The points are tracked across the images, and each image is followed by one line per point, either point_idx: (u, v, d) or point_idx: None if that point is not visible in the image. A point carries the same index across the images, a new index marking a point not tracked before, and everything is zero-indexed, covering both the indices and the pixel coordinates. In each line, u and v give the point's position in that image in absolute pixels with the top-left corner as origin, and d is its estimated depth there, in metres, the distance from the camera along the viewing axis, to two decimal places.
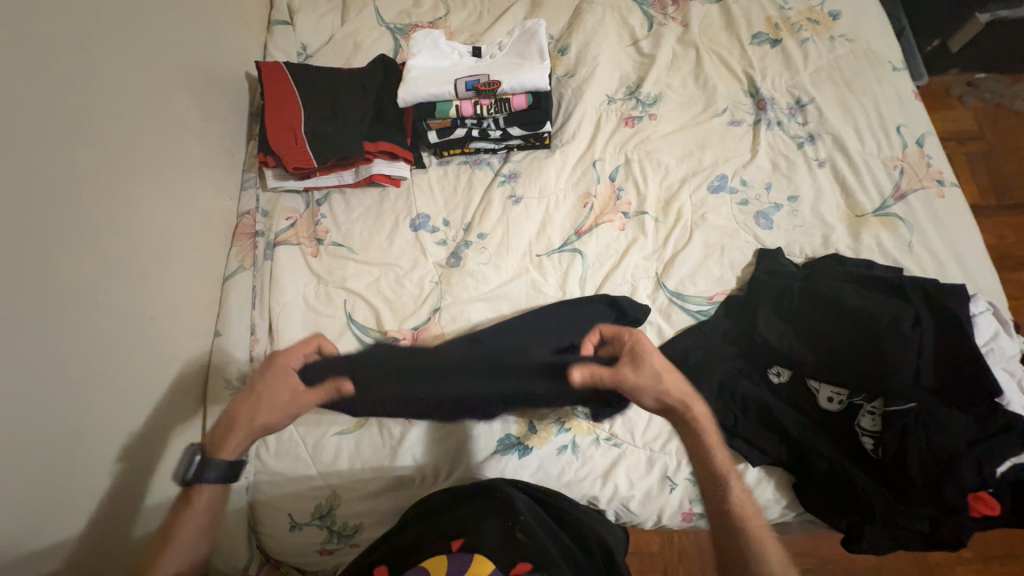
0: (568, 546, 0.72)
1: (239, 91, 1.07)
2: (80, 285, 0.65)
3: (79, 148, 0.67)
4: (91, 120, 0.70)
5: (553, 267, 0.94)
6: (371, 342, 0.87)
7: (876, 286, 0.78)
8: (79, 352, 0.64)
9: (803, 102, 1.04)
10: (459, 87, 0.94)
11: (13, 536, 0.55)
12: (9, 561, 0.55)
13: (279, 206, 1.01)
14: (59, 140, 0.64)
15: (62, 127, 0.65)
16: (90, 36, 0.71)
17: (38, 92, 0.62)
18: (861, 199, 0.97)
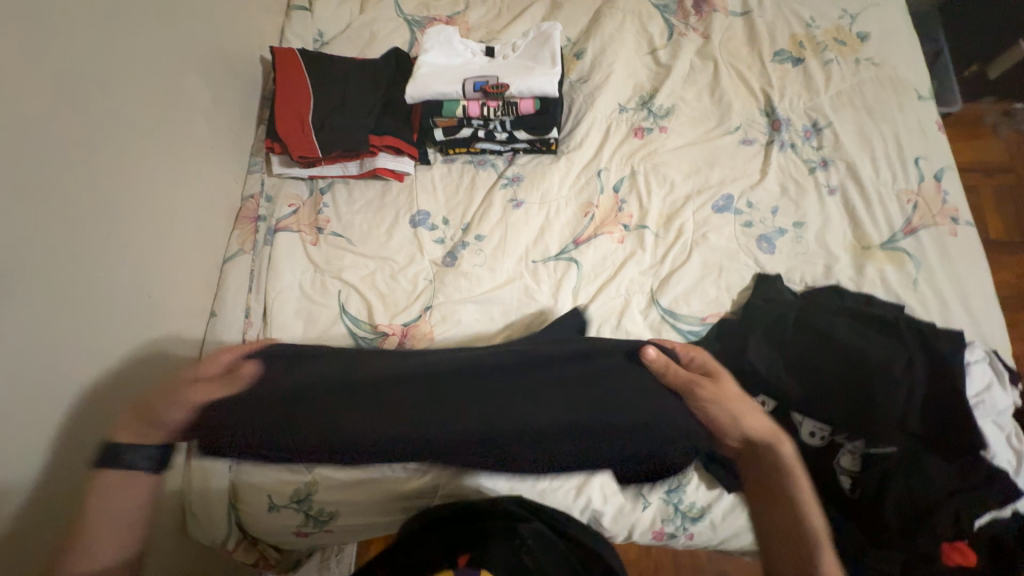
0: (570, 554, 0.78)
1: (252, 75, 1.08)
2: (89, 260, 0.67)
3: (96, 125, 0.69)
4: (109, 100, 0.71)
5: (548, 275, 0.94)
6: (362, 335, 0.88)
7: (872, 324, 0.77)
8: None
9: (820, 126, 1.02)
10: (467, 87, 0.94)
11: None
12: None
13: (284, 192, 1.03)
14: (79, 118, 0.66)
15: (81, 104, 0.67)
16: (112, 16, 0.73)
17: (59, 70, 0.64)
18: (869, 230, 0.94)
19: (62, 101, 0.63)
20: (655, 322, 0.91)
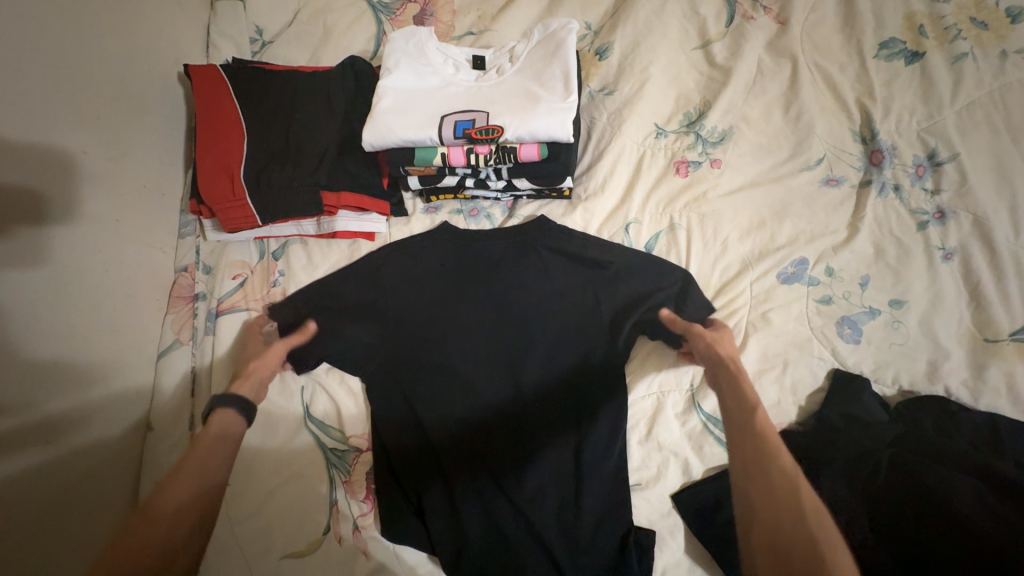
0: None
1: (171, 101, 0.84)
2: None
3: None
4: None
5: (576, 361, 0.75)
6: (332, 447, 0.77)
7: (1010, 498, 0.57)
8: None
9: (939, 159, 0.73)
10: (446, 130, 0.67)
11: None
12: None
13: (225, 260, 0.82)
14: None
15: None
16: None
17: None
18: (998, 314, 0.69)
19: None
20: (696, 432, 0.73)
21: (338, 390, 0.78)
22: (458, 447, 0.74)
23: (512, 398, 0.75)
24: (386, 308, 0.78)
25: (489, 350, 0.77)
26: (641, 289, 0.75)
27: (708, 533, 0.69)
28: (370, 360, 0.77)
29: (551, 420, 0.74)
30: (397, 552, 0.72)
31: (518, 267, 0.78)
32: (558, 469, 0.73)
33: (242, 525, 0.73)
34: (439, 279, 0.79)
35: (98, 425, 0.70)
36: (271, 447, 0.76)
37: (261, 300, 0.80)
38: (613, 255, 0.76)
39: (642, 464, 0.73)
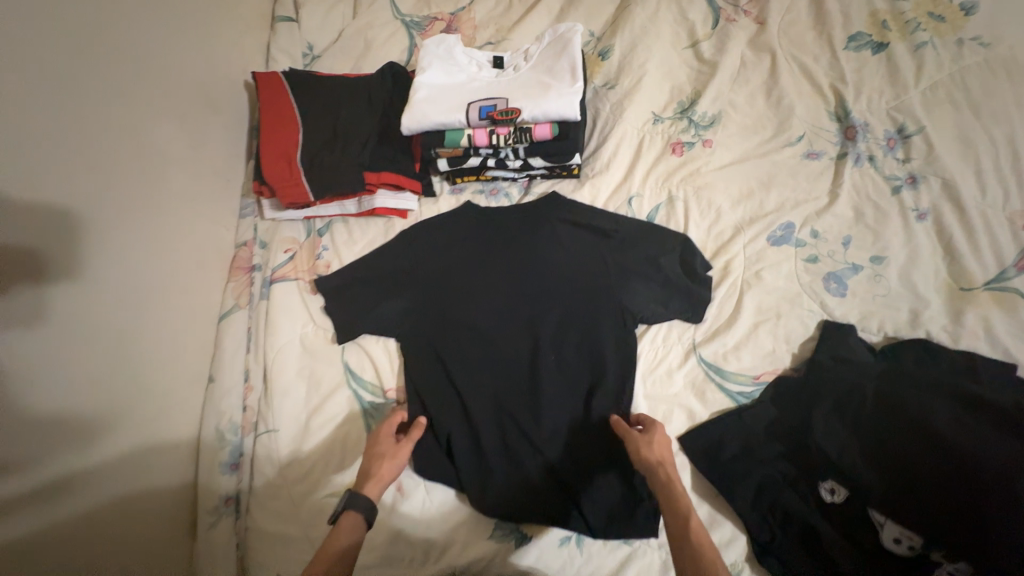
0: None
1: (237, 104, 0.98)
2: (53, 374, 0.59)
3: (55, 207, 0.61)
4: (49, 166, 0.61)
5: (588, 319, 0.84)
6: (370, 400, 0.85)
7: (982, 413, 0.62)
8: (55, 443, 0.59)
9: (908, 132, 0.82)
10: (472, 114, 0.79)
11: None
12: None
13: (278, 237, 0.95)
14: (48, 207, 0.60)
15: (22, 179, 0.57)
16: (72, 77, 0.65)
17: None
18: (971, 266, 0.76)
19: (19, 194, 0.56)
20: (698, 380, 0.80)
21: (375, 353, 0.88)
22: (483, 396, 0.82)
23: (532, 353, 0.83)
24: (419, 274, 0.88)
25: (511, 312, 0.86)
26: (647, 254, 0.84)
27: (711, 468, 0.74)
28: (404, 321, 0.87)
29: (569, 371, 0.82)
30: (427, 490, 0.80)
31: (535, 241, 0.88)
32: (573, 415, 0.80)
33: (290, 467, 0.82)
34: (464, 250, 0.89)
35: (167, 393, 0.78)
36: (316, 398, 0.86)
37: (309, 271, 0.92)
38: (618, 225, 0.86)
39: (649, 410, 0.80)
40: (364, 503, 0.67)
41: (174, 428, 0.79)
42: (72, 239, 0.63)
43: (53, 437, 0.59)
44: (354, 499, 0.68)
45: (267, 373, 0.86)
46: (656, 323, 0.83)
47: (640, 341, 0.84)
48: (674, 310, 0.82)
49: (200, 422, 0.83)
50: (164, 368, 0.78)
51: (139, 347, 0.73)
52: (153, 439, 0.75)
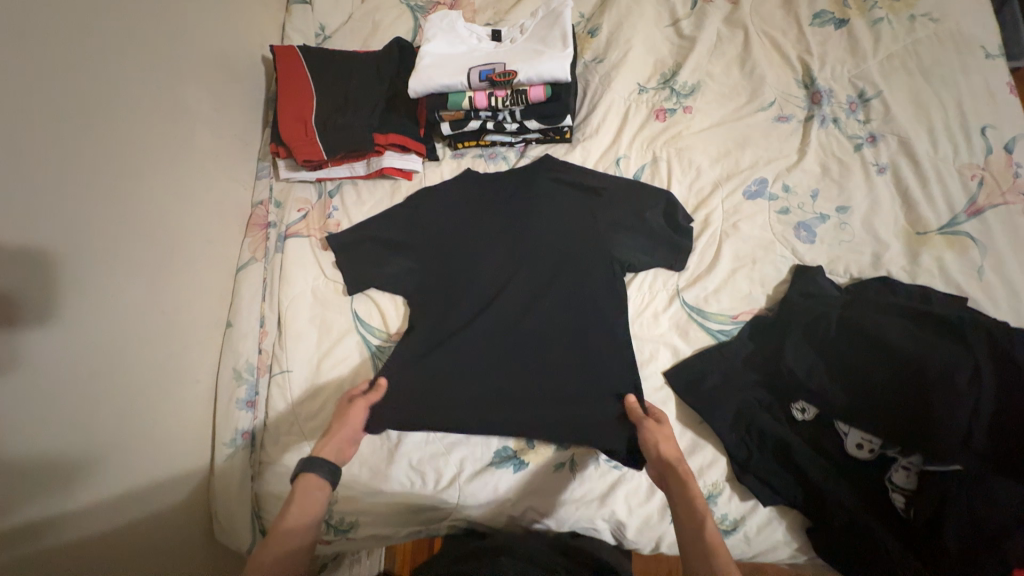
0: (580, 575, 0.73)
1: (255, 77, 1.06)
2: (81, 288, 0.67)
3: (84, 141, 0.69)
4: (82, 106, 0.69)
5: (580, 268, 0.90)
6: (376, 344, 0.91)
7: (930, 325, 0.69)
8: (88, 349, 0.67)
9: (867, 97, 0.91)
10: (473, 77, 0.88)
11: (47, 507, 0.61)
12: (34, 536, 0.59)
13: (292, 197, 1.02)
14: (79, 145, 0.68)
15: (55, 113, 0.65)
16: (107, 37, 0.74)
17: (27, 81, 0.62)
18: (925, 213, 0.83)
19: (49, 131, 0.64)
20: (681, 321, 0.86)
21: (381, 302, 0.94)
22: (482, 340, 0.88)
23: (527, 299, 0.90)
24: (422, 229, 0.95)
25: (507, 263, 0.93)
26: (633, 208, 0.91)
27: (693, 397, 0.80)
28: (409, 273, 0.94)
29: (561, 314, 0.88)
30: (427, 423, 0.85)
31: (532, 198, 0.95)
32: (563, 356, 0.86)
33: (300, 403, 0.88)
34: (464, 208, 0.96)
35: (187, 332, 0.84)
36: (326, 343, 0.92)
37: (320, 228, 0.99)
38: (606, 182, 0.93)
39: (637, 350, 0.86)
40: (323, 465, 0.71)
41: (194, 364, 0.85)
42: (101, 178, 0.71)
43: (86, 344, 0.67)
44: (310, 462, 0.71)
45: (282, 320, 0.93)
46: (642, 270, 0.90)
47: (627, 286, 0.91)
48: (659, 258, 0.89)
49: (219, 363, 0.90)
50: (185, 306, 0.85)
51: (163, 285, 0.80)
52: (174, 372, 0.81)
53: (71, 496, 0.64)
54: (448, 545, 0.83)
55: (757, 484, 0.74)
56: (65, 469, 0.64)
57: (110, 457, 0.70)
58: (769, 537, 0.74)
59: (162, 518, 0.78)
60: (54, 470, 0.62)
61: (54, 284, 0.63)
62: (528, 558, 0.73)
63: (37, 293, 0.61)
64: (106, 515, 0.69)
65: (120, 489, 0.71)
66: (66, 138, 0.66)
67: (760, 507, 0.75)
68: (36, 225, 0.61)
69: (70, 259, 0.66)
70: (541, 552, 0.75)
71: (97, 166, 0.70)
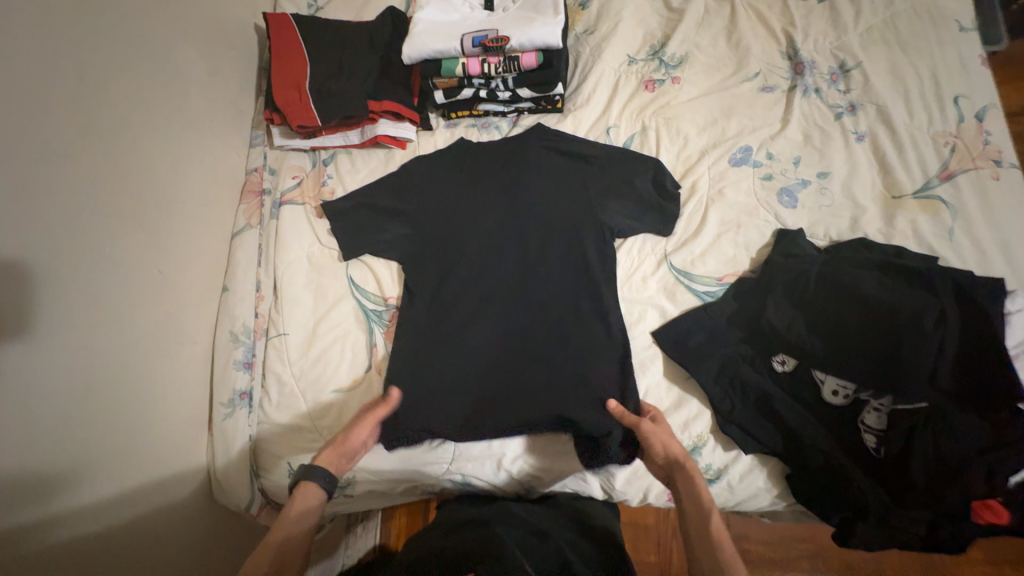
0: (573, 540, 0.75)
1: (248, 46, 1.07)
2: (78, 241, 0.68)
3: (79, 94, 0.70)
4: (77, 59, 0.70)
5: (570, 233, 0.92)
6: (372, 308, 0.93)
7: (901, 276, 0.74)
8: (85, 301, 0.68)
9: (847, 67, 0.94)
10: (466, 42, 0.90)
11: (52, 448, 0.63)
12: (40, 474, 0.61)
13: (286, 165, 1.03)
14: (75, 100, 0.69)
15: (53, 64, 0.67)
16: None
17: (24, 32, 0.63)
18: (901, 178, 0.87)
19: (45, 84, 0.65)
20: (669, 283, 0.89)
21: (376, 269, 0.95)
22: (476, 302, 0.91)
23: (519, 263, 0.92)
24: (414, 196, 0.96)
25: (502, 231, 0.94)
26: (623, 175, 0.93)
27: (679, 353, 0.83)
28: (404, 238, 0.95)
29: (552, 277, 0.90)
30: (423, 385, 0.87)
31: (525, 166, 0.96)
32: (554, 317, 0.88)
33: (298, 364, 0.90)
34: (456, 176, 0.97)
35: (183, 292, 0.86)
36: (322, 308, 0.93)
37: (314, 196, 1.00)
38: (597, 150, 0.95)
39: (626, 311, 0.89)
40: (320, 472, 0.71)
41: (190, 324, 0.87)
42: (96, 133, 0.72)
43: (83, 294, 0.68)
44: (310, 470, 0.71)
45: (278, 286, 0.94)
46: (631, 236, 0.92)
47: (617, 250, 0.93)
48: (647, 223, 0.91)
49: (215, 325, 0.92)
50: (180, 267, 0.86)
51: (159, 244, 0.81)
52: (170, 330, 0.83)
53: (72, 444, 0.66)
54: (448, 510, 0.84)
55: (740, 434, 0.78)
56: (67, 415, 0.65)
57: (111, 404, 0.71)
58: (751, 484, 0.78)
59: (162, 469, 0.79)
60: (58, 413, 0.64)
61: (48, 234, 0.64)
62: (516, 520, 0.76)
63: (31, 240, 0.62)
64: (109, 459, 0.70)
65: (123, 435, 0.73)
66: (61, 89, 0.68)
67: (743, 456, 0.78)
68: (32, 174, 0.63)
69: (67, 210, 0.67)
70: (533, 514, 0.78)
71: (93, 120, 0.72)
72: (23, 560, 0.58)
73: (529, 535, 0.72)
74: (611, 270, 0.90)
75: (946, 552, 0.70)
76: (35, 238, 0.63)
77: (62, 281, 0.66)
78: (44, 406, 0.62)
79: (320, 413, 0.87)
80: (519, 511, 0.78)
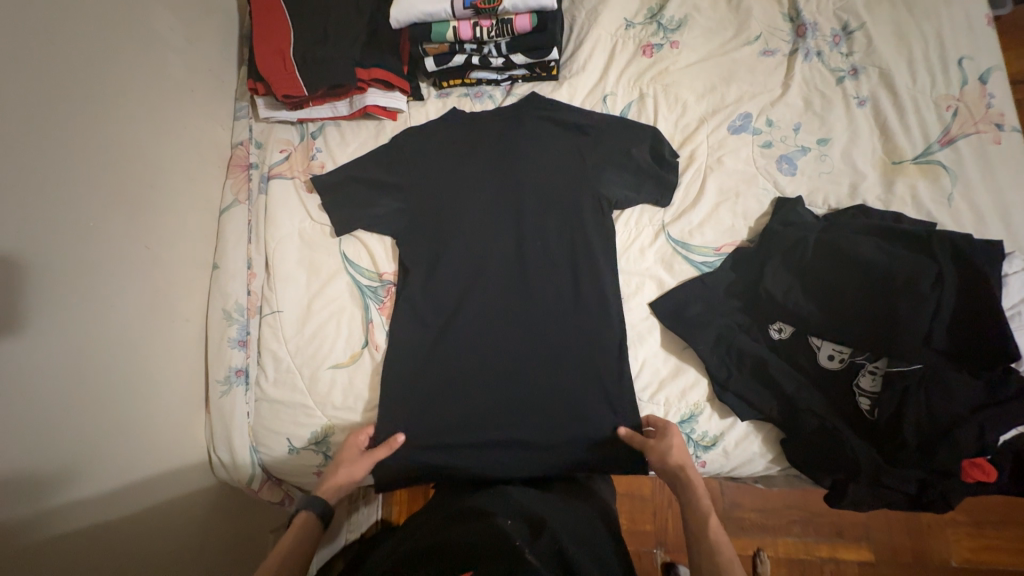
0: (570, 523, 0.70)
1: (227, 12, 1.02)
2: (60, 215, 0.66)
3: (51, 59, 0.67)
4: (46, 21, 0.66)
5: (567, 205, 0.90)
6: (366, 284, 0.92)
7: (901, 240, 0.73)
8: (71, 277, 0.67)
9: (851, 29, 0.91)
10: (457, 4, 0.88)
11: (47, 426, 0.62)
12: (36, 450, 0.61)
13: (273, 138, 1.00)
14: (47, 68, 0.66)
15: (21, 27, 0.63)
16: None
17: None
18: (902, 144, 0.86)
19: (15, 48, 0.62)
20: (666, 254, 0.88)
21: (369, 245, 0.94)
22: (473, 277, 0.90)
23: (515, 238, 0.90)
24: (406, 169, 0.93)
25: (499, 204, 0.92)
26: (621, 144, 0.91)
27: (677, 324, 0.83)
28: (398, 213, 0.93)
29: (550, 249, 0.89)
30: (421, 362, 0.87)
31: (520, 136, 0.94)
32: (551, 291, 0.88)
33: (293, 341, 0.89)
34: (450, 148, 0.94)
35: (172, 270, 0.84)
36: (316, 285, 0.92)
37: (304, 170, 0.97)
38: (594, 119, 0.92)
39: (624, 283, 0.88)
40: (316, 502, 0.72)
41: (181, 303, 0.86)
42: (72, 103, 0.69)
43: (69, 271, 0.67)
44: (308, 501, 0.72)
45: (270, 262, 0.92)
46: (629, 207, 0.91)
47: (614, 220, 0.92)
48: (645, 193, 0.89)
49: (208, 304, 0.90)
50: (168, 244, 0.84)
51: (145, 221, 0.79)
52: (161, 308, 0.81)
53: (68, 421, 0.65)
54: (440, 495, 0.80)
55: (736, 401, 0.78)
56: (61, 392, 0.64)
57: (106, 381, 0.71)
58: (747, 450, 0.79)
59: (162, 445, 0.80)
60: (51, 390, 0.63)
61: (28, 208, 0.62)
62: (515, 508, 0.71)
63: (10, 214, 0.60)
64: (105, 437, 0.70)
65: (119, 413, 0.72)
66: (34, 55, 0.64)
67: (739, 423, 0.79)
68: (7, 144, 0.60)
69: (45, 183, 0.64)
70: (534, 504, 0.74)
71: (68, 88, 0.69)
72: (25, 536, 0.58)
73: (527, 527, 0.67)
74: (608, 242, 0.89)
75: (935, 509, 0.72)
76: (15, 211, 0.60)
77: (46, 256, 0.64)
78: (39, 381, 0.62)
79: (319, 389, 0.87)
80: (520, 499, 0.74)
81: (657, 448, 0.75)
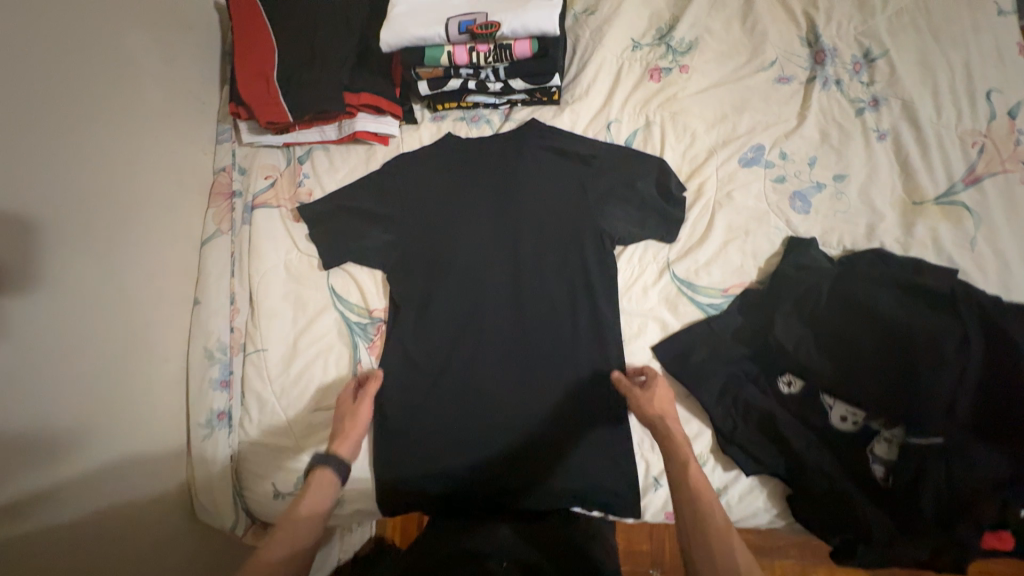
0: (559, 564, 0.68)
1: (209, 28, 0.96)
2: (24, 261, 0.61)
3: (13, 91, 0.61)
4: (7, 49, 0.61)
5: (566, 241, 0.86)
6: (355, 321, 0.87)
7: (923, 297, 0.70)
8: (38, 327, 0.62)
9: (873, 56, 0.86)
10: (452, 28, 0.81)
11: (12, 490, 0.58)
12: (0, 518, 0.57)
13: (257, 163, 0.95)
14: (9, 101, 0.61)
15: None
16: None
17: None
18: (924, 182, 0.81)
19: None
20: (670, 295, 0.84)
21: (357, 279, 0.89)
22: (466, 315, 0.85)
23: (510, 274, 0.86)
24: (396, 199, 0.88)
25: (493, 237, 0.87)
26: (625, 176, 0.86)
27: (681, 371, 0.79)
28: (388, 246, 0.88)
29: (547, 288, 0.85)
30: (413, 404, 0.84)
31: (518, 165, 0.89)
32: (548, 333, 0.83)
33: (278, 381, 0.85)
34: (443, 177, 0.89)
35: (149, 308, 0.80)
36: (302, 321, 0.87)
37: (290, 198, 0.92)
38: (597, 149, 0.87)
39: (625, 325, 0.84)
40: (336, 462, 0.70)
41: (160, 342, 0.81)
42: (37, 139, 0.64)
43: (35, 320, 0.62)
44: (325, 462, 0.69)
45: (255, 296, 0.88)
46: (632, 243, 0.86)
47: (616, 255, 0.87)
48: (649, 230, 0.85)
49: (189, 340, 0.86)
50: (145, 281, 0.79)
51: (119, 258, 0.75)
52: (138, 350, 0.77)
53: (36, 480, 0.61)
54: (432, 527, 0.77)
55: (742, 456, 0.75)
56: (29, 452, 0.60)
57: (79, 434, 0.67)
58: (750, 505, 0.76)
59: (142, 493, 0.76)
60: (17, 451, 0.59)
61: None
62: (503, 549, 0.69)
63: None
64: (78, 493, 0.66)
65: (93, 465, 0.68)
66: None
67: (742, 477, 0.76)
68: None
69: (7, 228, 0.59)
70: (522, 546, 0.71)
71: (32, 122, 0.64)
72: None
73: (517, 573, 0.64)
74: (609, 281, 0.84)
75: None
76: None
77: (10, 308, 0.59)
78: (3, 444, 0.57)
79: (305, 434, 0.83)
80: (507, 541, 0.71)
81: (644, 399, 0.73)
